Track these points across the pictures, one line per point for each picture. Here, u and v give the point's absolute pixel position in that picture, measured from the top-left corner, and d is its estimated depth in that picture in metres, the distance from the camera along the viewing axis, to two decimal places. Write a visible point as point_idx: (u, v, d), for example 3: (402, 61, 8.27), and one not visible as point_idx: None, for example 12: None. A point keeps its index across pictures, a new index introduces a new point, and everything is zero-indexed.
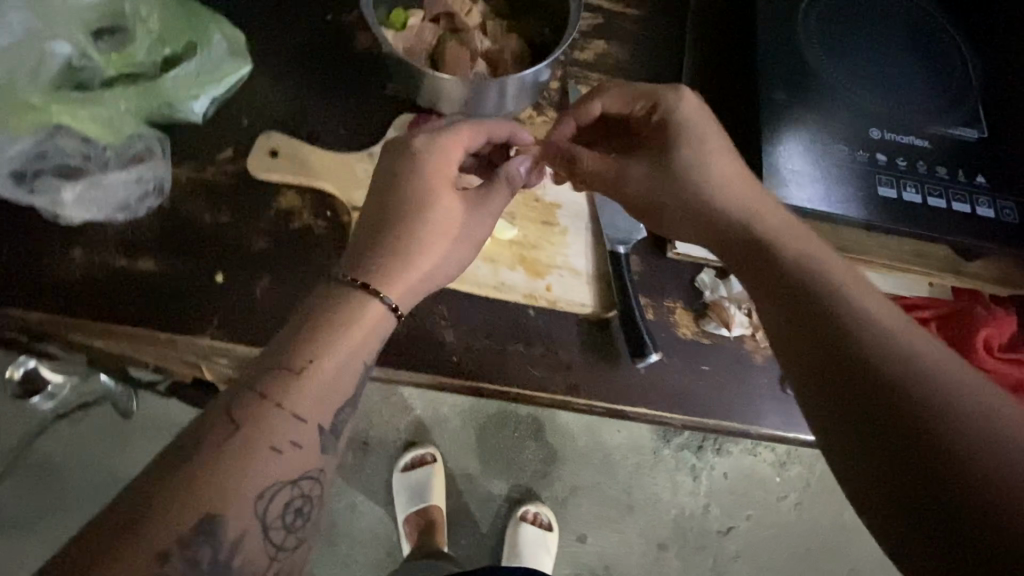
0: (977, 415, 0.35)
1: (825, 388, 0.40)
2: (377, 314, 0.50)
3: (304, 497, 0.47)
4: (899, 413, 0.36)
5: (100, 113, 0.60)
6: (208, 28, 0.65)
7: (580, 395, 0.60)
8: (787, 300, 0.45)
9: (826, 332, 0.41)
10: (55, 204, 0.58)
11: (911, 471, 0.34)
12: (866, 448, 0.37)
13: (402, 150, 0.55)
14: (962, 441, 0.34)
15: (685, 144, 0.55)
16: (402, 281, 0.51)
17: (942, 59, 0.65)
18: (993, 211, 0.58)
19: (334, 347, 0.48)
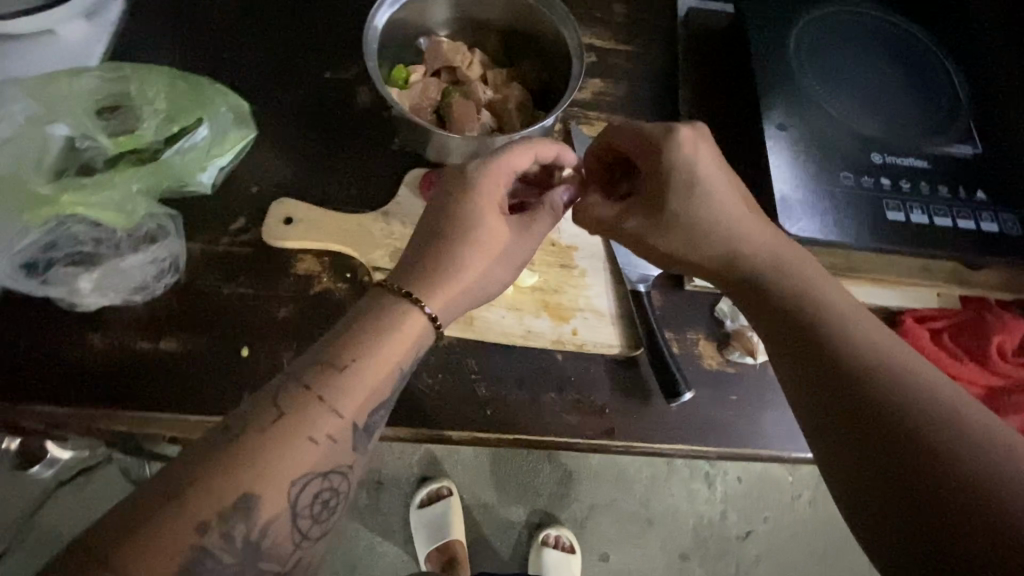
0: (964, 434, 0.38)
1: (832, 426, 0.42)
2: (420, 328, 0.48)
3: (332, 490, 0.45)
4: (903, 448, 0.38)
5: (109, 197, 0.59)
6: (209, 98, 0.65)
7: (616, 437, 0.60)
8: (788, 334, 0.47)
9: (828, 371, 0.44)
10: (70, 294, 0.57)
11: (918, 504, 0.37)
12: (873, 484, 0.39)
13: (453, 176, 0.53)
14: (961, 470, 0.36)
15: (694, 176, 0.53)
16: (450, 295, 0.50)
17: (929, 82, 0.68)
18: (996, 225, 0.61)
19: (376, 351, 0.46)
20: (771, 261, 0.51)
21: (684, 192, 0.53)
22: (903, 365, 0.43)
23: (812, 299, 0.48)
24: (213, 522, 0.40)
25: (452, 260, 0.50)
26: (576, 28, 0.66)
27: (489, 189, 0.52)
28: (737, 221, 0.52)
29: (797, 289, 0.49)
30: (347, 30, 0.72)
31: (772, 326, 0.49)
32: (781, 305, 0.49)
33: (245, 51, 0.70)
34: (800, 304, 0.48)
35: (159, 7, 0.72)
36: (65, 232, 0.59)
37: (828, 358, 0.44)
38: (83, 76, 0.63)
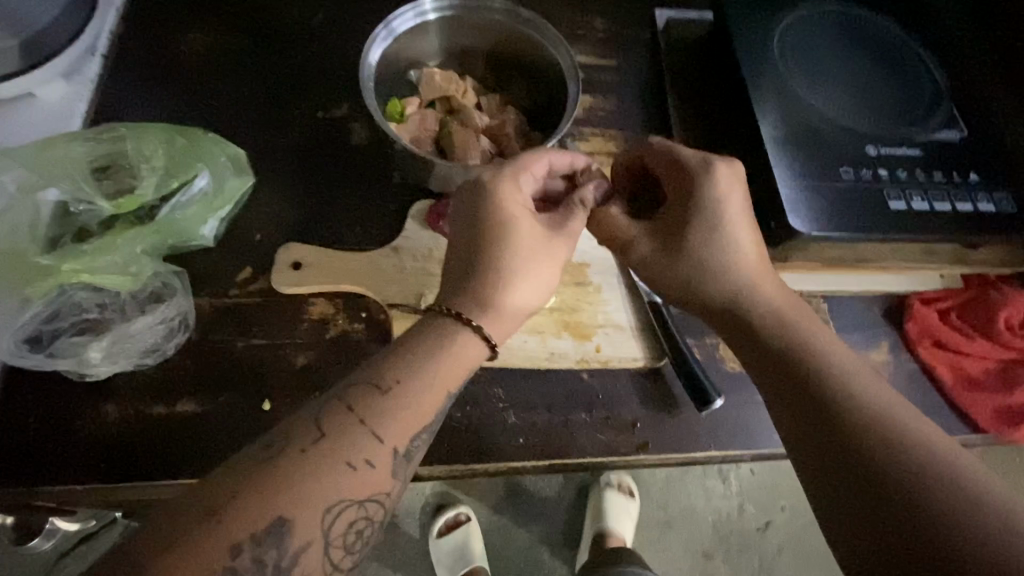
0: (958, 489, 0.42)
1: (833, 483, 0.45)
2: (473, 351, 0.48)
3: (367, 520, 0.43)
4: (897, 510, 0.42)
5: (112, 260, 0.57)
6: (206, 149, 0.63)
7: (651, 451, 0.60)
8: (798, 387, 0.49)
9: (830, 429, 0.46)
10: (79, 365, 0.55)
11: (910, 553, 0.41)
12: (871, 543, 0.42)
13: (481, 190, 0.52)
14: (957, 524, 0.40)
15: (709, 207, 0.54)
16: (503, 316, 0.49)
17: (910, 73, 0.70)
18: (993, 205, 0.63)
19: (427, 375, 0.46)
20: (764, 315, 0.53)
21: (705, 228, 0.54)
22: (897, 419, 0.46)
23: (814, 353, 0.50)
24: (247, 544, 0.39)
25: (490, 272, 0.49)
26: (569, 50, 0.68)
27: (519, 195, 0.52)
28: (742, 269, 0.54)
29: (792, 343, 0.51)
30: (335, 68, 0.72)
31: (770, 379, 0.51)
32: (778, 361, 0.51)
33: (234, 99, 0.69)
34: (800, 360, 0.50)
35: (141, 61, 0.70)
36: (68, 300, 0.56)
37: (829, 417, 0.47)
38: (73, 138, 0.61)
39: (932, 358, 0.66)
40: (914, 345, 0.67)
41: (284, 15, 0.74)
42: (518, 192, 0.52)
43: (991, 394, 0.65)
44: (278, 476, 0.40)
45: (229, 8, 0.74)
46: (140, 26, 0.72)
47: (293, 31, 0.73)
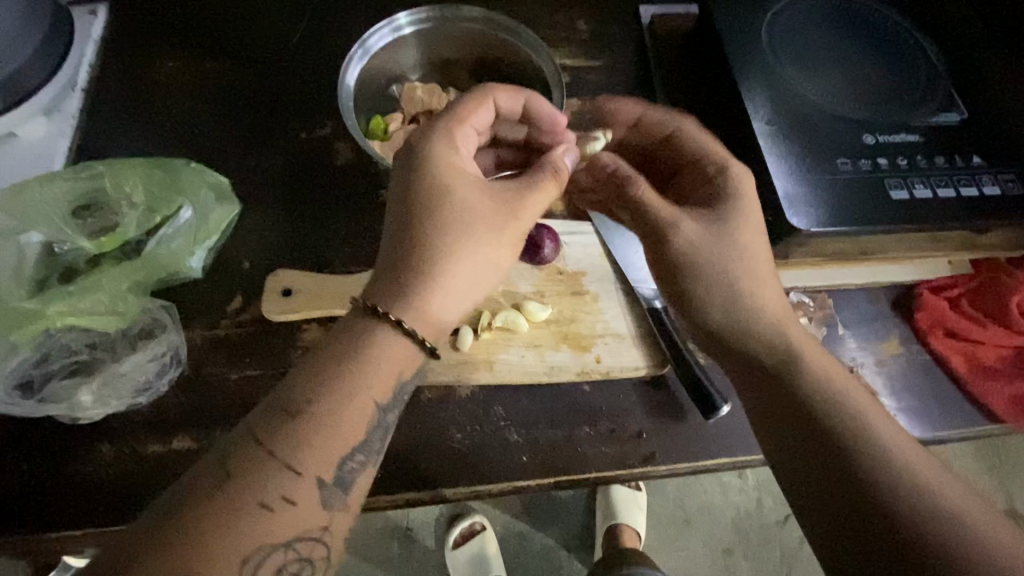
0: (923, 491, 0.41)
1: (805, 473, 0.45)
2: (407, 354, 0.44)
3: (302, 561, 0.40)
4: (867, 506, 0.42)
5: (98, 300, 0.57)
6: (188, 180, 0.63)
7: (659, 461, 0.58)
8: (784, 384, 0.48)
9: (809, 424, 0.46)
10: (71, 409, 0.53)
11: (872, 543, 0.41)
12: (839, 536, 0.42)
13: (414, 160, 0.49)
14: (920, 520, 0.40)
15: (718, 212, 0.54)
16: (428, 313, 0.45)
17: (904, 55, 0.68)
18: (998, 187, 0.61)
19: (348, 386, 0.42)
20: (749, 321, 0.51)
21: (700, 227, 0.53)
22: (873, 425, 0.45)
23: (795, 356, 0.49)
24: None
25: (407, 264, 0.46)
26: (548, 53, 0.66)
27: (458, 163, 0.49)
28: (754, 269, 0.52)
29: (778, 341, 0.50)
30: (316, 86, 0.71)
31: (751, 378, 0.50)
32: (765, 362, 0.50)
33: (215, 125, 0.68)
34: (783, 358, 0.49)
35: (120, 92, 0.69)
36: (56, 343, 0.56)
37: (807, 410, 0.46)
38: (54, 177, 0.60)
39: (943, 347, 0.64)
40: (927, 337, 0.64)
41: (263, 37, 0.73)
42: (458, 157, 0.50)
43: (1008, 382, 0.63)
44: (199, 517, 0.37)
45: (207, 33, 0.73)
46: (120, 57, 0.71)
47: (273, 52, 0.72)
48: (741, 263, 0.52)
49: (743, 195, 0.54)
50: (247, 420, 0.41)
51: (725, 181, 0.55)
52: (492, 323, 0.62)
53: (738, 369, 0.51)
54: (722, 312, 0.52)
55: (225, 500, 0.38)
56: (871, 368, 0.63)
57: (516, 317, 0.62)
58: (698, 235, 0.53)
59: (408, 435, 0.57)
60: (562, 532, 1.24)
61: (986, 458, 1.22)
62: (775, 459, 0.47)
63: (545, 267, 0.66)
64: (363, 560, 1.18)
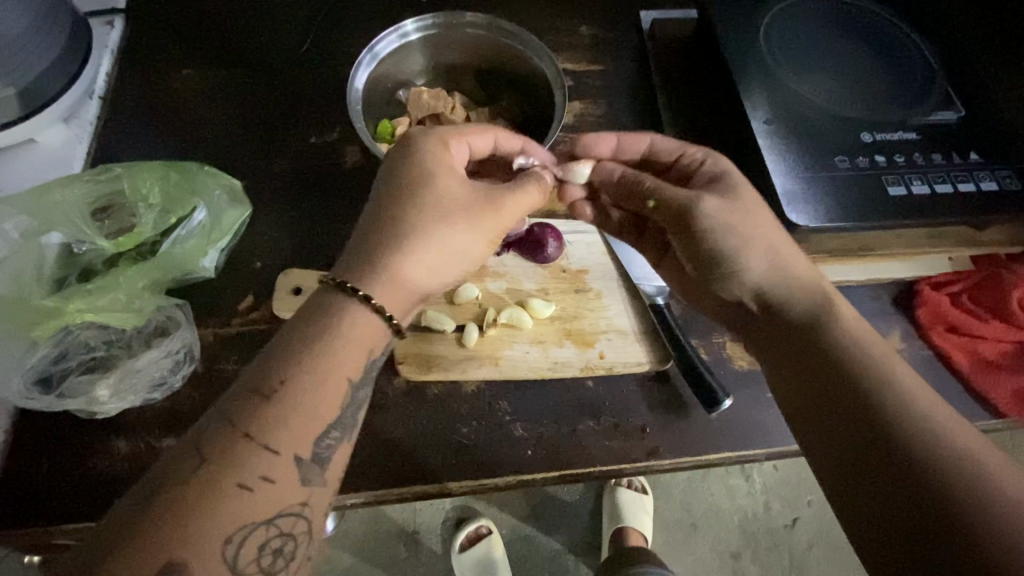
0: (965, 466, 0.39)
1: (832, 450, 0.44)
2: (374, 328, 0.45)
3: (284, 537, 0.41)
4: (900, 478, 0.40)
5: (116, 298, 0.58)
6: (202, 182, 0.65)
7: (663, 457, 0.59)
8: (813, 357, 0.48)
9: (835, 398, 0.45)
10: (88, 404, 0.55)
11: (905, 515, 0.39)
12: (864, 506, 0.41)
13: (411, 152, 0.51)
14: (962, 496, 0.38)
15: (730, 193, 0.54)
16: (402, 293, 0.47)
17: (902, 56, 0.69)
18: (995, 183, 0.62)
19: (328, 360, 0.43)
20: (791, 292, 0.51)
21: (721, 204, 0.53)
22: (907, 399, 0.43)
23: (823, 328, 0.49)
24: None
25: (396, 257, 0.47)
26: (552, 57, 0.68)
27: (445, 158, 0.52)
28: (777, 249, 0.52)
29: (816, 312, 0.50)
30: (325, 93, 0.73)
31: (789, 351, 0.50)
32: (799, 331, 0.50)
33: (228, 131, 0.70)
34: (819, 333, 0.49)
35: (138, 100, 0.72)
36: (74, 340, 0.58)
37: (830, 381, 0.46)
38: (73, 180, 0.62)
39: (945, 343, 0.64)
40: (927, 332, 0.65)
41: (274, 46, 0.76)
42: (441, 152, 0.52)
43: (1007, 376, 0.63)
44: (198, 502, 0.38)
45: (219, 43, 0.76)
46: (135, 67, 0.74)
47: (284, 61, 0.75)
48: (764, 235, 0.52)
49: (737, 176, 0.55)
50: (222, 409, 0.42)
51: (718, 169, 0.57)
52: (497, 319, 0.64)
53: (764, 345, 0.53)
54: (771, 274, 0.52)
55: (224, 487, 0.38)
56: None
57: (520, 313, 0.64)
58: (719, 211, 0.52)
59: (415, 431, 0.59)
60: (568, 535, 1.24)
61: None
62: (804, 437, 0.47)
63: (549, 265, 0.67)
64: (371, 564, 1.18)
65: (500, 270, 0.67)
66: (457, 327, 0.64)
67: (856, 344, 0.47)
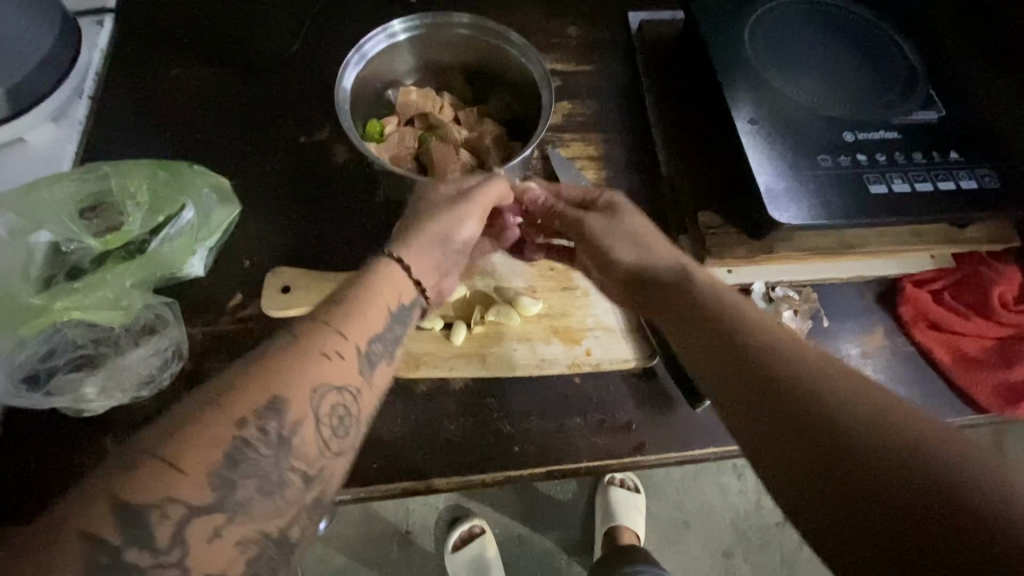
0: (868, 403, 0.35)
1: (786, 464, 0.35)
2: (403, 283, 0.50)
3: None
4: (824, 447, 0.34)
5: (102, 296, 0.58)
6: (189, 180, 0.64)
7: (649, 453, 0.60)
8: (702, 323, 0.46)
9: (730, 356, 0.42)
10: (75, 401, 0.55)
11: (818, 464, 0.34)
12: (778, 466, 0.36)
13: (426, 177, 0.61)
14: (870, 433, 0.33)
15: (620, 215, 0.58)
16: (426, 262, 0.52)
17: (884, 57, 0.70)
18: (975, 181, 0.63)
19: (353, 319, 0.45)
20: (675, 275, 0.52)
21: (602, 216, 0.58)
22: (795, 349, 0.40)
23: (710, 298, 0.48)
24: None
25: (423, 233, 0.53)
26: (537, 57, 0.69)
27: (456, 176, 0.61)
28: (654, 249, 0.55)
29: (701, 287, 0.49)
30: (314, 93, 0.73)
31: (713, 361, 0.43)
32: (689, 302, 0.48)
33: (216, 130, 0.71)
34: (722, 310, 0.46)
35: (127, 99, 0.72)
36: (60, 338, 0.57)
37: (724, 343, 0.43)
38: (61, 179, 0.62)
39: (927, 338, 0.65)
40: (909, 328, 0.66)
41: (263, 46, 0.76)
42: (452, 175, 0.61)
43: (991, 371, 0.63)
44: None
45: (208, 43, 0.76)
46: (125, 66, 0.74)
47: (273, 60, 0.75)
48: (648, 245, 0.56)
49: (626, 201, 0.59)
50: None
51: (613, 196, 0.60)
52: (485, 317, 0.64)
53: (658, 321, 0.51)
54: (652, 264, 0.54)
55: None
56: (856, 359, 0.65)
57: (509, 311, 0.64)
58: (595, 231, 0.58)
59: (403, 429, 0.59)
60: (560, 533, 1.25)
61: None
62: (753, 453, 0.38)
63: (537, 263, 0.68)
64: (364, 564, 1.19)
65: (488, 268, 0.67)
66: (445, 325, 0.64)
67: (741, 308, 0.45)
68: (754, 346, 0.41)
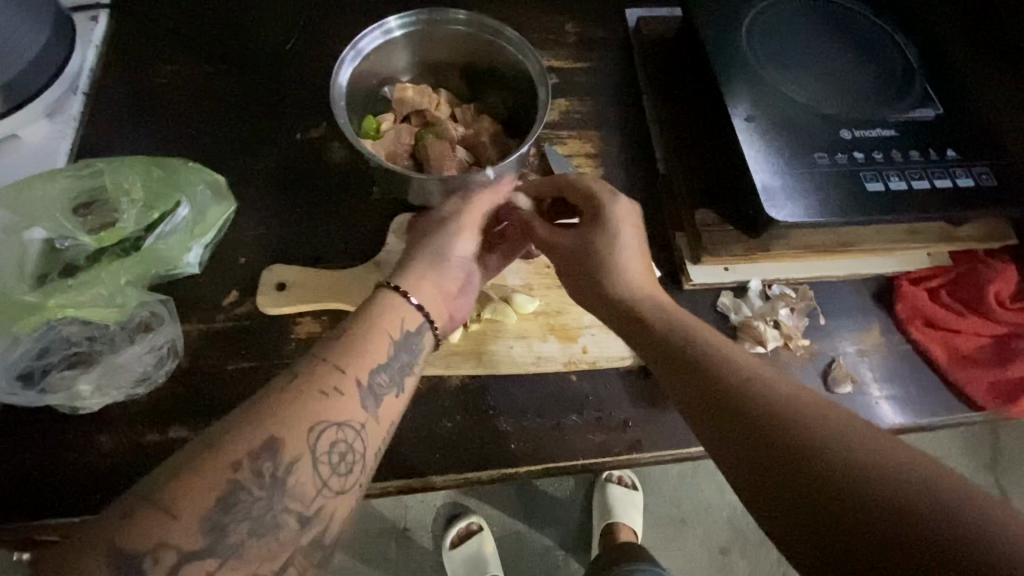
0: (863, 448, 0.36)
1: (790, 516, 0.37)
2: (407, 312, 0.52)
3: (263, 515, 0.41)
4: (826, 500, 0.35)
5: (98, 294, 0.58)
6: (185, 178, 0.64)
7: (645, 450, 0.60)
8: (688, 365, 0.46)
9: (721, 406, 0.43)
10: (70, 399, 0.55)
11: (821, 517, 0.35)
12: (785, 520, 0.37)
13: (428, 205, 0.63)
14: (869, 483, 0.34)
15: (604, 231, 0.56)
16: (429, 293, 0.54)
17: (881, 54, 0.70)
18: (972, 179, 0.63)
19: (352, 355, 0.47)
20: (659, 306, 0.52)
21: (584, 234, 0.56)
22: (781, 393, 0.41)
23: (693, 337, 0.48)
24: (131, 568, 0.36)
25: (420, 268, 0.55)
26: (534, 54, 0.68)
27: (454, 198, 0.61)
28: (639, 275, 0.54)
29: (682, 325, 0.50)
30: (309, 89, 0.73)
31: (699, 407, 0.44)
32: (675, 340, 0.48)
33: (212, 127, 0.70)
34: (706, 352, 0.47)
35: (122, 96, 0.72)
36: (55, 335, 0.57)
37: (713, 392, 0.44)
38: (55, 176, 0.62)
39: (923, 337, 0.65)
40: (905, 326, 0.66)
41: (259, 42, 0.75)
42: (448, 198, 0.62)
43: (987, 369, 0.64)
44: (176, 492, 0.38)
45: (203, 40, 0.75)
46: (119, 63, 0.73)
47: (269, 57, 0.75)
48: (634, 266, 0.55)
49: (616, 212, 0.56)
50: None
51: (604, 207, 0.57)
52: (481, 315, 0.64)
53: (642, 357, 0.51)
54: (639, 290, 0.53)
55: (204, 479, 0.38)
56: (852, 357, 0.65)
57: (505, 308, 0.64)
58: (574, 251, 0.56)
59: (399, 426, 0.59)
60: (558, 531, 1.25)
61: (980, 451, 1.23)
62: (757, 509, 0.39)
63: (533, 261, 0.68)
64: (362, 561, 1.19)
65: None
66: None
67: (724, 351, 0.46)
68: (735, 391, 0.43)
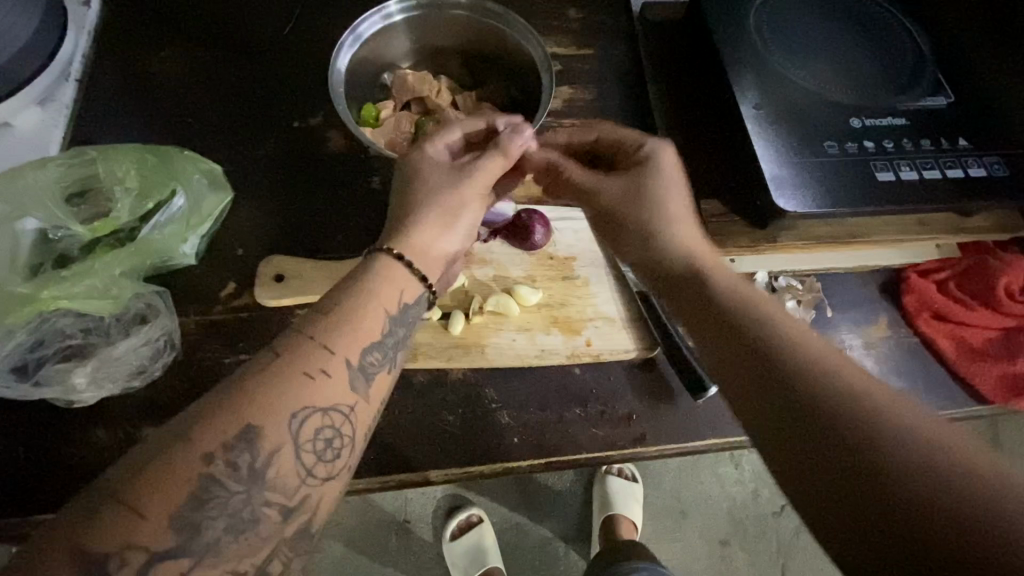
0: (901, 430, 0.35)
1: (818, 489, 0.36)
2: (403, 278, 0.49)
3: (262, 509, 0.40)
4: (856, 475, 0.35)
5: (93, 285, 0.57)
6: (181, 166, 0.63)
7: (649, 444, 0.59)
8: (723, 332, 0.45)
9: (760, 373, 0.41)
10: (65, 392, 0.54)
11: (850, 492, 0.35)
12: (811, 489, 0.36)
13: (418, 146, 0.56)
14: (906, 462, 0.34)
15: (649, 178, 0.56)
16: (427, 258, 0.51)
17: (892, 41, 0.69)
18: (983, 169, 0.62)
19: (341, 329, 0.45)
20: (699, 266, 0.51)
21: (625, 179, 0.56)
22: (824, 364, 0.40)
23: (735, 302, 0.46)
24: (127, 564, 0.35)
25: (416, 231, 0.51)
26: (538, 40, 0.67)
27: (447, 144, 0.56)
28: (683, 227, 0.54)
29: (727, 288, 0.48)
30: (307, 76, 0.71)
31: (731, 375, 0.43)
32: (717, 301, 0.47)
33: (208, 114, 0.69)
34: (749, 316, 0.45)
35: (115, 83, 0.70)
36: (50, 327, 0.56)
37: (754, 357, 0.42)
38: (46, 164, 0.60)
39: (931, 329, 0.64)
40: (913, 318, 0.65)
41: (255, 27, 0.74)
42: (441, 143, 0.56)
43: (994, 362, 0.63)
44: (172, 488, 0.37)
45: (197, 25, 0.74)
46: (111, 49, 0.72)
47: (266, 42, 0.73)
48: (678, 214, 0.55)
49: (666, 160, 0.57)
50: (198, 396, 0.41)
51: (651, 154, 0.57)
52: (483, 307, 0.63)
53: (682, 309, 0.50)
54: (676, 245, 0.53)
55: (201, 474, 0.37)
56: (859, 349, 0.64)
57: (507, 300, 0.63)
58: (615, 197, 0.56)
59: (400, 420, 0.58)
60: (558, 523, 1.25)
61: None
62: (782, 476, 0.38)
63: (536, 252, 0.67)
64: (362, 554, 1.18)
65: (486, 257, 0.66)
66: (442, 315, 0.62)
67: (768, 317, 0.44)
68: (771, 360, 0.41)
